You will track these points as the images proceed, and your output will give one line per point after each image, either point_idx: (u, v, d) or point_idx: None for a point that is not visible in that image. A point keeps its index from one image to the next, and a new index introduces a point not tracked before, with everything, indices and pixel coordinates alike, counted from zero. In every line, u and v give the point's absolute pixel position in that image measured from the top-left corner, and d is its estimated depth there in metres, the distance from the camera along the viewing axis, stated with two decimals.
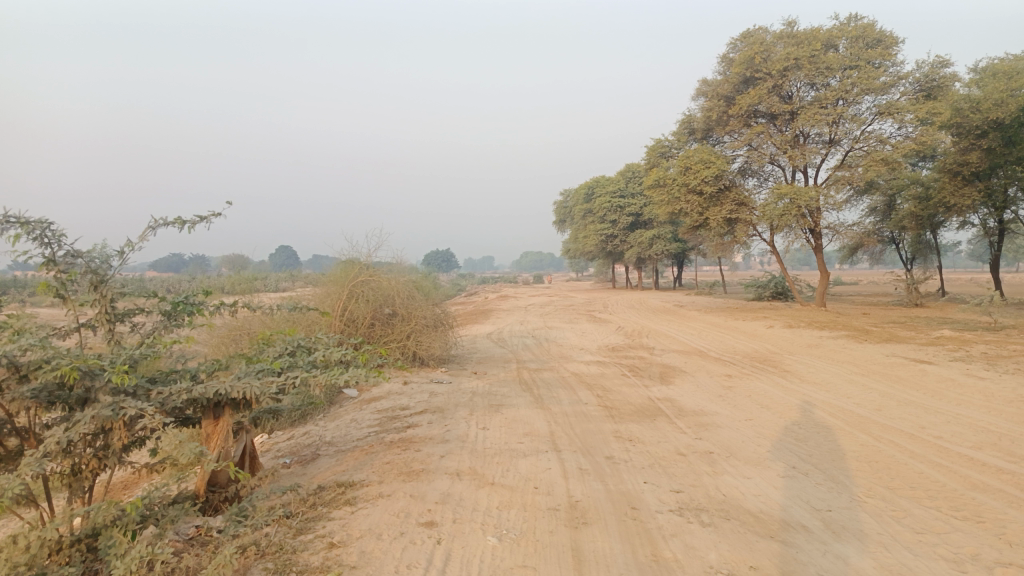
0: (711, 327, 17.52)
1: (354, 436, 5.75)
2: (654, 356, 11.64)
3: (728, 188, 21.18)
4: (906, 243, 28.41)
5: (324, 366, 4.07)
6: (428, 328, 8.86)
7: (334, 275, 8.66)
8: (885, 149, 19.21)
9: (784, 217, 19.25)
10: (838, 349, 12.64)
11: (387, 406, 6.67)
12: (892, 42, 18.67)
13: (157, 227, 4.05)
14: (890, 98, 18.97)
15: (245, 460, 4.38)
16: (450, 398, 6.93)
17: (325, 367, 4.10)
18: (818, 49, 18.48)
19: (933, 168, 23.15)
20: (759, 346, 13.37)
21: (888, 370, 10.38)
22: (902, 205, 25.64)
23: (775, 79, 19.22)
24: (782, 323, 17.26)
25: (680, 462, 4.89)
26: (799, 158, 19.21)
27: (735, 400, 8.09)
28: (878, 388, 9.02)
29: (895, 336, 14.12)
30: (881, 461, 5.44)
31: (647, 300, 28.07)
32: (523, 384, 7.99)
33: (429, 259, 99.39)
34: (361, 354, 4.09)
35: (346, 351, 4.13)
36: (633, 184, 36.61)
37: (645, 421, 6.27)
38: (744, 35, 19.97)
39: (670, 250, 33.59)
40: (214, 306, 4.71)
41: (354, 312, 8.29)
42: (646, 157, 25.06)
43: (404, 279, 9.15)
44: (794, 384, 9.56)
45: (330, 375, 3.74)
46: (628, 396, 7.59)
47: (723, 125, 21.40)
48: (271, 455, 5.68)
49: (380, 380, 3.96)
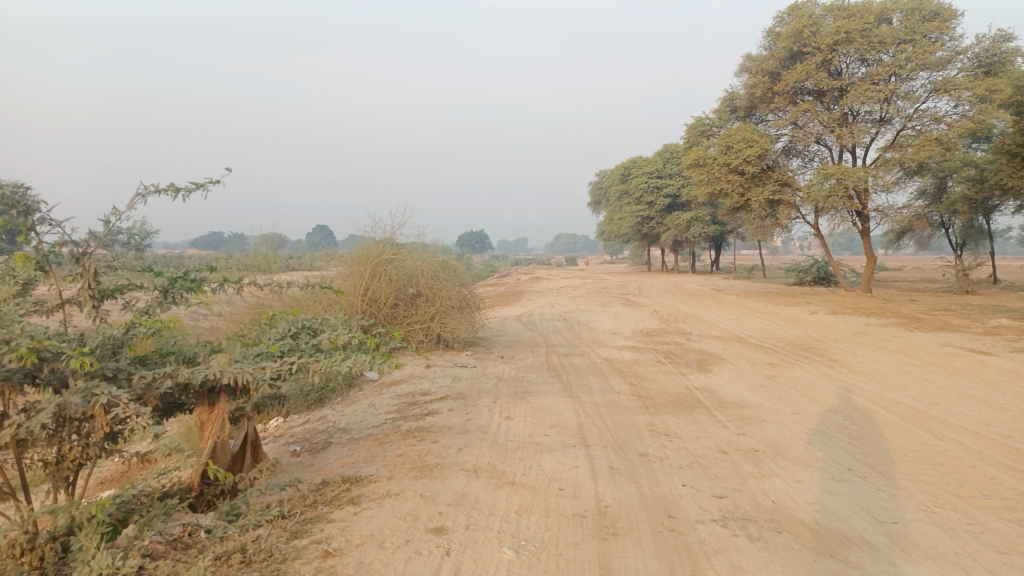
0: (750, 312, 16.87)
1: (370, 423, 5.39)
2: (691, 343, 11.12)
3: (771, 169, 20.35)
4: (956, 228, 27.21)
5: (328, 351, 3.69)
6: (453, 310, 8.48)
7: (356, 253, 8.27)
8: (940, 128, 18.21)
9: (830, 199, 18.45)
10: (887, 338, 11.95)
11: (407, 391, 6.30)
12: (951, 15, 17.62)
13: (148, 195, 3.66)
14: (946, 74, 17.95)
15: (245, 450, 4.03)
16: (473, 384, 6.53)
17: (330, 351, 3.72)
18: (871, 22, 17.54)
19: (988, 149, 22.01)
20: (802, 333, 12.74)
21: (943, 361, 9.71)
22: (954, 188, 24.49)
23: (824, 54, 18.33)
24: (825, 308, 16.53)
25: (722, 461, 4.42)
26: (848, 137, 18.32)
27: (779, 391, 7.56)
28: (933, 380, 8.41)
29: (948, 324, 13.35)
30: (946, 463, 4.90)
31: (684, 283, 27.34)
32: (552, 370, 7.56)
33: (463, 241, 99.37)
34: (369, 337, 3.70)
35: (353, 333, 3.74)
36: (671, 165, 35.71)
37: (681, 413, 5.81)
38: (791, 7, 19.08)
39: (708, 233, 32.75)
40: (217, 283, 4.34)
41: (376, 292, 7.92)
42: (685, 135, 24.29)
43: (430, 257, 8.74)
44: (841, 374, 8.97)
45: (330, 362, 3.37)
46: (664, 385, 7.11)
47: (767, 102, 20.55)
48: (283, 443, 5.36)
49: (387, 368, 3.57)
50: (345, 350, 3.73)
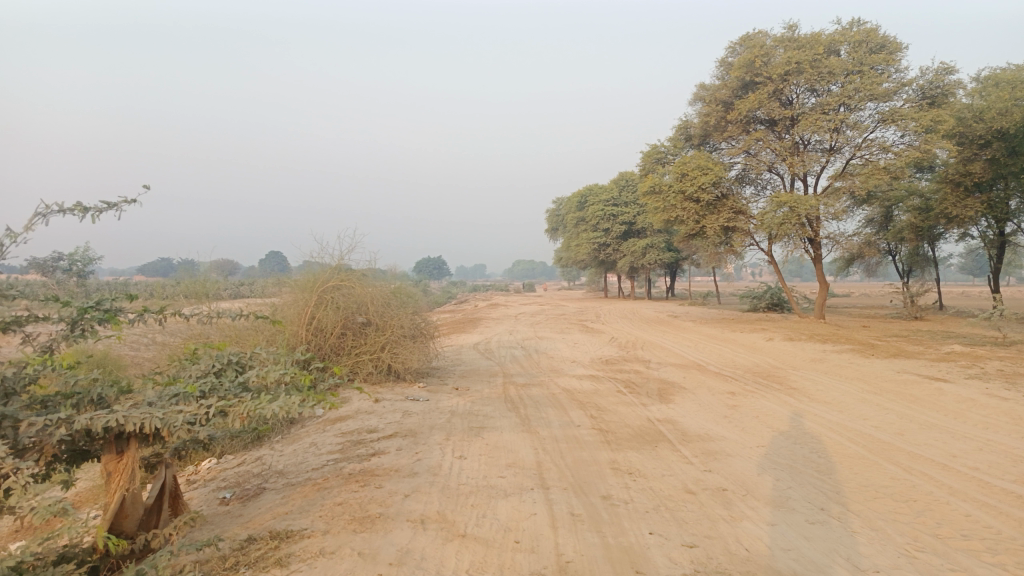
0: (707, 338, 16.83)
1: (310, 465, 4.98)
2: (651, 371, 10.89)
3: (725, 196, 20.51)
4: (903, 255, 27.86)
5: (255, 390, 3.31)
6: (405, 339, 8.09)
7: (301, 279, 7.79)
8: (887, 158, 18.58)
9: (783, 226, 18.62)
10: (845, 364, 11.91)
11: (353, 428, 5.87)
12: (895, 48, 18.09)
13: (49, 215, 3.25)
14: (893, 105, 18.35)
15: (164, 499, 3.58)
16: (424, 419, 6.13)
17: (257, 390, 3.34)
18: (820, 53, 17.89)
19: (933, 179, 22.61)
20: (761, 360, 12.64)
21: (902, 389, 9.65)
22: (901, 217, 25.08)
23: (775, 83, 18.61)
24: (781, 335, 16.57)
25: (690, 503, 4.12)
26: (799, 165, 18.58)
27: (742, 422, 7.33)
28: (894, 409, 8.30)
29: (902, 351, 13.43)
30: (919, 499, 4.69)
31: (641, 310, 27.33)
32: (508, 402, 7.21)
33: (420, 267, 98.67)
34: (302, 374, 3.33)
35: (284, 370, 3.36)
36: (627, 192, 35.98)
37: (645, 448, 5.51)
38: (743, 38, 19.39)
39: (664, 260, 32.97)
40: (134, 314, 3.91)
41: (322, 321, 7.42)
42: (641, 162, 24.41)
43: (380, 284, 8.34)
44: (803, 403, 8.81)
45: (254, 405, 2.99)
46: (625, 417, 6.82)
47: (720, 131, 20.78)
48: (213, 489, 4.92)
49: (321, 409, 3.19)
50: (274, 389, 3.35)
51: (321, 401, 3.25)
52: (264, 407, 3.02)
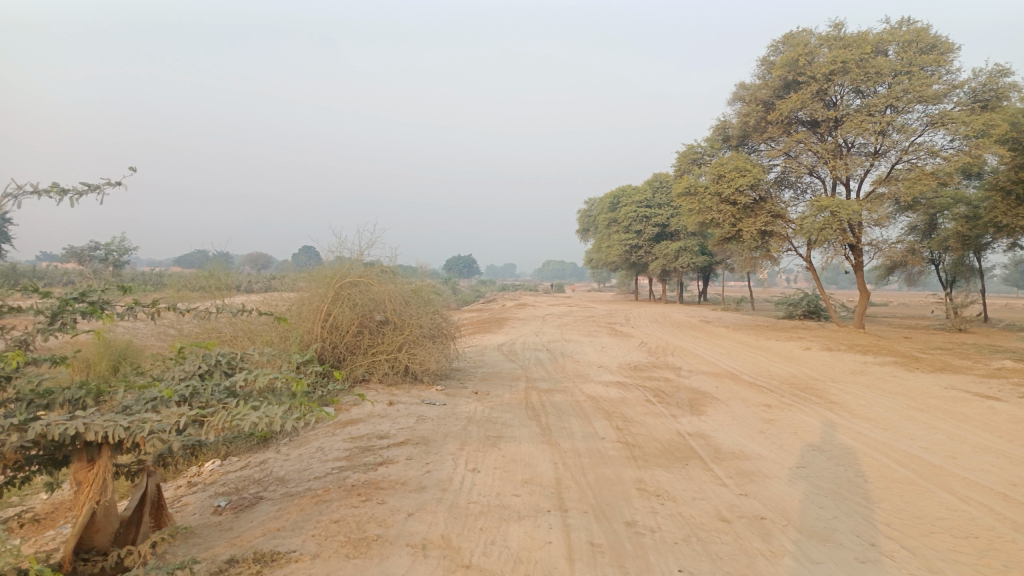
0: (740, 346, 16.25)
1: (313, 473, 4.66)
2: (682, 379, 10.42)
3: (763, 199, 19.87)
4: (947, 264, 26.85)
5: (240, 397, 3.01)
6: (424, 340, 7.78)
7: (317, 274, 7.48)
8: (935, 162, 17.78)
9: (823, 232, 17.96)
10: (887, 378, 11.30)
11: (363, 432, 5.55)
12: (947, 48, 17.27)
13: (23, 196, 2.97)
14: (943, 108, 17.54)
15: (145, 510, 3.27)
16: (439, 426, 5.78)
17: (244, 396, 3.03)
18: (868, 53, 17.17)
19: (982, 187, 21.67)
20: (797, 371, 12.08)
21: (950, 406, 9.05)
22: (947, 225, 24.13)
23: (819, 83, 17.93)
24: (819, 345, 15.92)
25: (724, 534, 3.71)
26: (842, 168, 17.89)
27: (778, 438, 6.86)
28: (943, 428, 7.75)
29: (948, 365, 12.74)
30: (982, 535, 4.20)
31: (672, 314, 26.75)
32: (530, 409, 6.82)
33: (451, 265, 98.82)
34: (292, 380, 3.01)
35: (275, 375, 3.06)
36: (661, 194, 35.33)
37: (674, 466, 5.10)
38: (786, 36, 18.77)
39: (697, 264, 32.29)
40: (124, 308, 3.62)
41: (338, 318, 7.08)
42: (676, 163, 23.84)
43: (399, 281, 8.04)
44: (844, 418, 8.28)
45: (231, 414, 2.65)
46: (653, 429, 6.38)
47: (760, 132, 20.15)
48: (211, 494, 4.64)
49: (309, 421, 2.86)
50: (262, 396, 3.04)
51: (312, 412, 2.95)
52: (246, 419, 2.74)
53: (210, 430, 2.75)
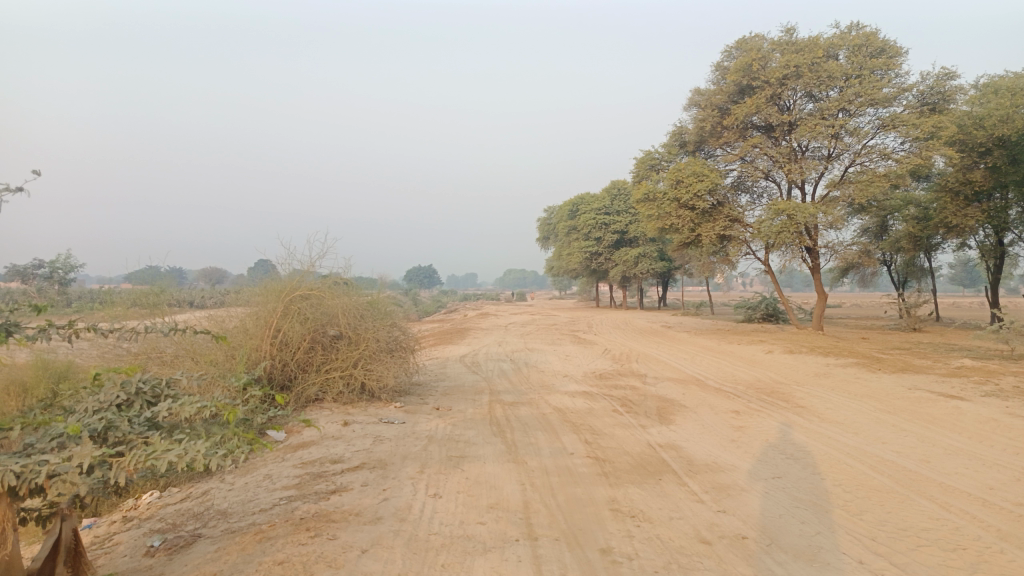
0: (703, 351, 16.19)
1: (259, 505, 4.27)
2: (648, 387, 10.22)
3: (721, 204, 19.92)
4: (898, 265, 27.37)
5: (163, 432, 2.67)
6: (381, 354, 7.42)
7: (265, 287, 7.05)
8: (887, 165, 18.02)
9: (781, 235, 18.06)
10: (851, 380, 11.27)
11: (315, 457, 5.18)
12: (896, 52, 17.54)
13: None
14: (893, 111, 17.78)
15: (58, 559, 2.86)
16: (397, 447, 5.43)
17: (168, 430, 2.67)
18: (819, 57, 17.33)
19: (931, 188, 22.11)
20: (762, 375, 11.99)
21: (916, 407, 9.00)
22: (898, 226, 24.59)
23: (773, 88, 18.06)
24: (781, 347, 15.93)
25: (706, 559, 3.44)
26: (797, 172, 18.02)
27: (750, 446, 6.67)
28: (912, 431, 7.66)
29: (909, 365, 12.80)
30: (970, 547, 4.02)
31: (634, 321, 26.63)
32: (494, 425, 6.50)
33: (412, 276, 98.10)
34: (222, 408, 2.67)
35: (204, 404, 2.72)
36: (620, 201, 35.40)
37: (647, 482, 4.84)
38: (739, 41, 18.88)
39: (656, 269, 32.42)
40: (34, 331, 3.20)
41: (288, 334, 6.67)
42: (635, 169, 23.85)
43: (354, 292, 7.66)
44: (813, 423, 8.16)
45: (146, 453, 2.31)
46: (623, 442, 6.12)
47: (716, 137, 20.23)
48: (145, 531, 4.20)
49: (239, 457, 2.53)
50: (188, 431, 2.69)
51: (243, 449, 2.64)
52: (164, 460, 2.42)
53: (122, 472, 2.41)
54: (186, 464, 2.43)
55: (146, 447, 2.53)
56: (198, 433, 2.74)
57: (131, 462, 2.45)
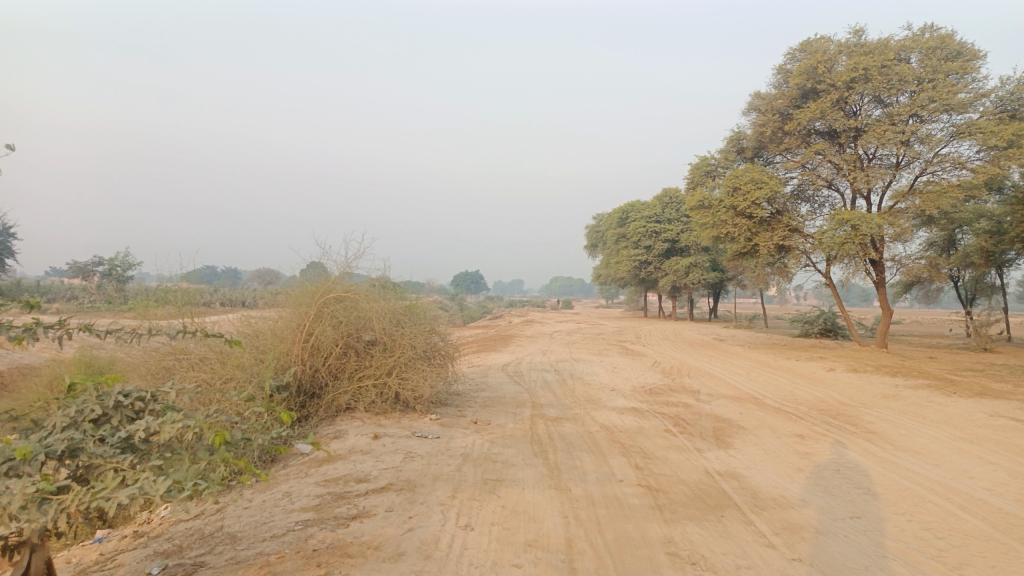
0: (759, 366, 15.36)
1: (271, 531, 3.84)
2: (701, 404, 9.55)
3: (780, 212, 19.01)
4: (967, 281, 25.88)
5: (131, 460, 2.26)
6: (418, 362, 6.98)
7: (299, 290, 6.68)
8: (961, 175, 16.88)
9: (844, 246, 17.09)
10: (924, 404, 10.38)
11: (339, 474, 4.75)
12: (973, 55, 16.43)
13: None
14: (968, 117, 16.64)
15: None
16: (429, 466, 4.97)
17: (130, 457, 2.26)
18: (890, 59, 16.36)
19: (1006, 200, 20.76)
20: (824, 395, 11.18)
21: (1002, 437, 8.14)
22: (968, 240, 23.21)
23: (839, 92, 17.12)
24: (844, 365, 14.98)
25: None
26: (862, 180, 17.03)
27: (820, 477, 6.00)
28: (1002, 465, 6.86)
29: (987, 388, 11.81)
30: None
31: (684, 332, 25.74)
32: (536, 443, 5.98)
33: (459, 282, 98.42)
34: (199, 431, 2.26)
35: (177, 427, 2.30)
36: (671, 209, 34.48)
37: (708, 520, 4.26)
38: (803, 43, 18.00)
39: (708, 280, 31.43)
40: (25, 327, 2.80)
41: (320, 338, 6.27)
42: (689, 176, 23.12)
43: (390, 297, 7.24)
44: (887, 451, 7.41)
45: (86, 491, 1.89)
46: (678, 468, 5.53)
47: (776, 143, 19.35)
48: (147, 552, 3.79)
49: (199, 499, 2.10)
50: (158, 461, 2.28)
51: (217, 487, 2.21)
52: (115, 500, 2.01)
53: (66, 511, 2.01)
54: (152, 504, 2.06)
55: (105, 480, 2.13)
56: (175, 461, 2.33)
57: (79, 500, 2.05)
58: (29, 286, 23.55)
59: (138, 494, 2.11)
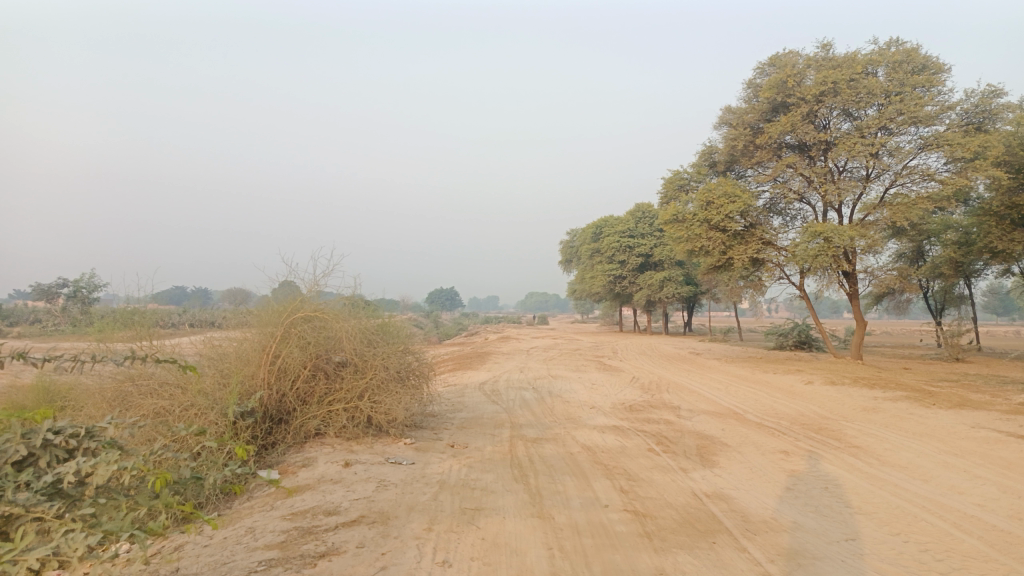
0: (737, 380, 15.25)
1: (231, 572, 3.49)
2: (682, 421, 9.37)
3: (754, 226, 19.03)
4: (936, 292, 26.15)
5: (56, 509, 1.98)
6: (391, 384, 6.70)
7: (265, 310, 6.38)
8: (930, 186, 17.03)
9: (817, 259, 17.12)
10: (904, 416, 10.29)
11: (307, 506, 4.44)
12: (938, 68, 16.65)
13: None
14: (935, 130, 16.82)
15: None
16: (403, 496, 4.69)
17: (51, 508, 1.97)
18: (858, 73, 16.51)
19: (973, 211, 21.03)
20: (805, 409, 11.06)
21: (985, 449, 8.04)
22: (937, 251, 23.48)
23: (809, 105, 17.24)
24: (822, 378, 14.91)
25: None
26: (834, 193, 17.10)
27: (809, 496, 5.81)
28: (989, 478, 6.74)
29: (965, 399, 11.78)
30: None
31: (661, 347, 25.64)
32: (516, 467, 5.72)
33: (433, 300, 97.94)
34: (134, 473, 2.01)
35: (106, 469, 2.03)
36: (644, 224, 34.54)
37: (699, 547, 4.03)
38: (773, 57, 18.13)
39: (682, 294, 31.44)
40: None
41: (286, 360, 5.97)
42: (663, 190, 23.15)
43: (360, 316, 6.96)
44: (873, 467, 7.26)
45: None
46: (664, 491, 5.31)
47: (748, 156, 19.43)
48: None
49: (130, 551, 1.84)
50: (83, 511, 2.00)
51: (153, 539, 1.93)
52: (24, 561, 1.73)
53: None
54: (77, 565, 1.78)
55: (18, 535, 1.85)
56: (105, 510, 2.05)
57: None
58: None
59: (56, 553, 1.83)
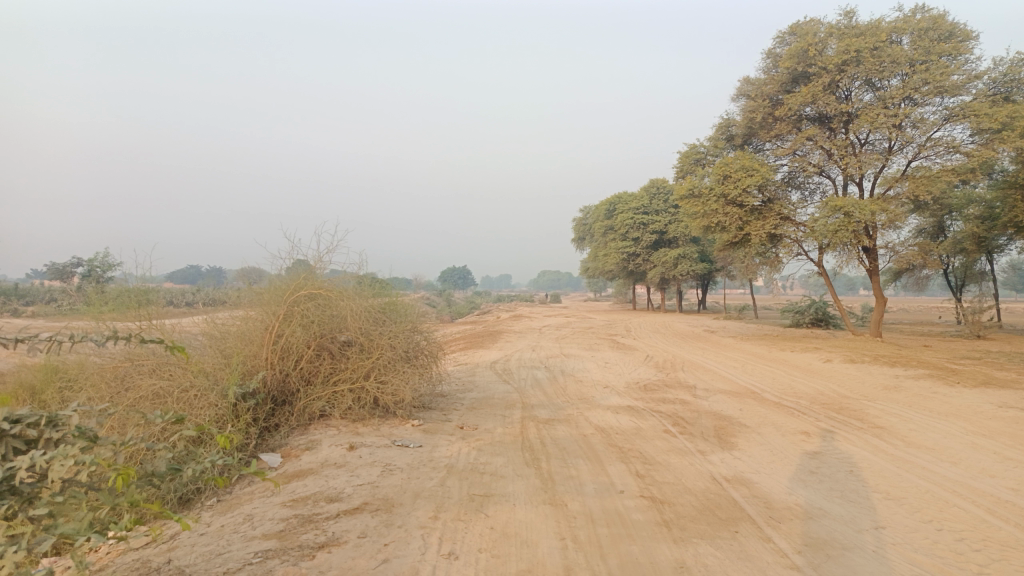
0: (753, 358, 14.96)
1: (226, 564, 3.28)
2: (698, 401, 9.12)
3: (772, 200, 18.59)
4: (956, 268, 25.59)
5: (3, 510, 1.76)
6: (398, 364, 6.49)
7: (269, 288, 6.16)
8: (954, 159, 16.51)
9: (837, 234, 16.70)
10: (928, 395, 9.99)
11: (309, 493, 4.25)
12: (966, 36, 16.05)
13: None
14: (962, 100, 16.25)
15: None
16: (409, 482, 4.49)
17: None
18: (882, 41, 15.95)
19: (997, 184, 20.43)
20: (824, 387, 10.78)
21: (1015, 430, 7.74)
22: (959, 226, 22.91)
23: (831, 75, 16.70)
24: (841, 356, 14.59)
25: None
26: (855, 166, 16.63)
27: (833, 479, 5.57)
28: (1021, 460, 6.46)
29: (991, 378, 11.44)
30: None
31: (675, 324, 25.37)
32: (527, 450, 5.51)
33: (446, 278, 97.85)
34: (86, 468, 1.77)
35: (56, 465, 1.78)
36: (658, 200, 34.05)
37: (721, 537, 3.80)
38: (793, 26, 17.58)
39: (697, 271, 31.06)
40: None
41: (290, 340, 5.77)
42: (678, 165, 22.72)
43: (366, 294, 6.73)
44: (898, 448, 7.00)
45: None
46: (682, 475, 5.08)
47: (766, 129, 18.95)
48: None
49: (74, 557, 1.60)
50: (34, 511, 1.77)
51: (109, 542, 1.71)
52: None
53: None
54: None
55: None
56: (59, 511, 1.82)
57: None
58: (7, 289, 23.09)
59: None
